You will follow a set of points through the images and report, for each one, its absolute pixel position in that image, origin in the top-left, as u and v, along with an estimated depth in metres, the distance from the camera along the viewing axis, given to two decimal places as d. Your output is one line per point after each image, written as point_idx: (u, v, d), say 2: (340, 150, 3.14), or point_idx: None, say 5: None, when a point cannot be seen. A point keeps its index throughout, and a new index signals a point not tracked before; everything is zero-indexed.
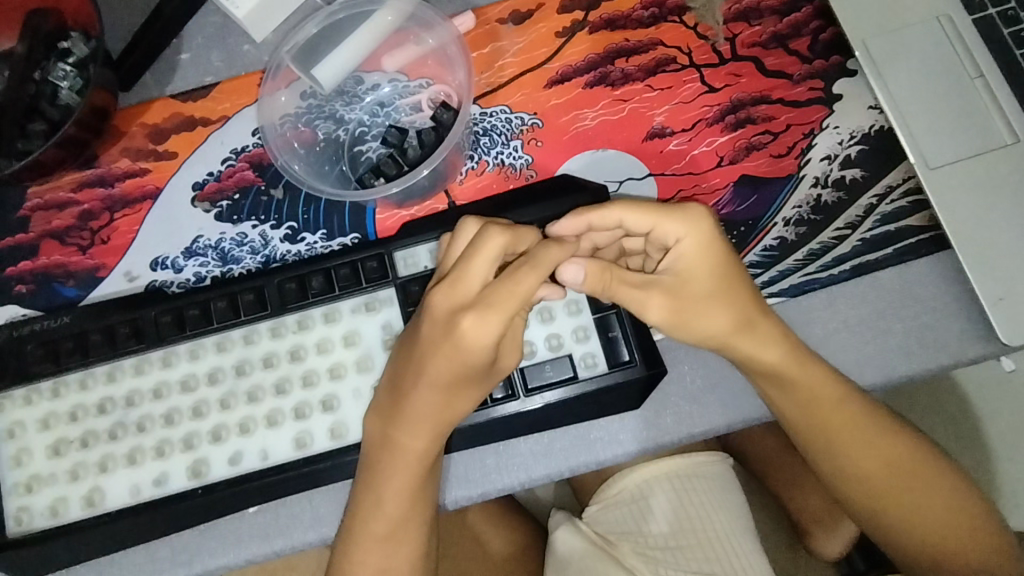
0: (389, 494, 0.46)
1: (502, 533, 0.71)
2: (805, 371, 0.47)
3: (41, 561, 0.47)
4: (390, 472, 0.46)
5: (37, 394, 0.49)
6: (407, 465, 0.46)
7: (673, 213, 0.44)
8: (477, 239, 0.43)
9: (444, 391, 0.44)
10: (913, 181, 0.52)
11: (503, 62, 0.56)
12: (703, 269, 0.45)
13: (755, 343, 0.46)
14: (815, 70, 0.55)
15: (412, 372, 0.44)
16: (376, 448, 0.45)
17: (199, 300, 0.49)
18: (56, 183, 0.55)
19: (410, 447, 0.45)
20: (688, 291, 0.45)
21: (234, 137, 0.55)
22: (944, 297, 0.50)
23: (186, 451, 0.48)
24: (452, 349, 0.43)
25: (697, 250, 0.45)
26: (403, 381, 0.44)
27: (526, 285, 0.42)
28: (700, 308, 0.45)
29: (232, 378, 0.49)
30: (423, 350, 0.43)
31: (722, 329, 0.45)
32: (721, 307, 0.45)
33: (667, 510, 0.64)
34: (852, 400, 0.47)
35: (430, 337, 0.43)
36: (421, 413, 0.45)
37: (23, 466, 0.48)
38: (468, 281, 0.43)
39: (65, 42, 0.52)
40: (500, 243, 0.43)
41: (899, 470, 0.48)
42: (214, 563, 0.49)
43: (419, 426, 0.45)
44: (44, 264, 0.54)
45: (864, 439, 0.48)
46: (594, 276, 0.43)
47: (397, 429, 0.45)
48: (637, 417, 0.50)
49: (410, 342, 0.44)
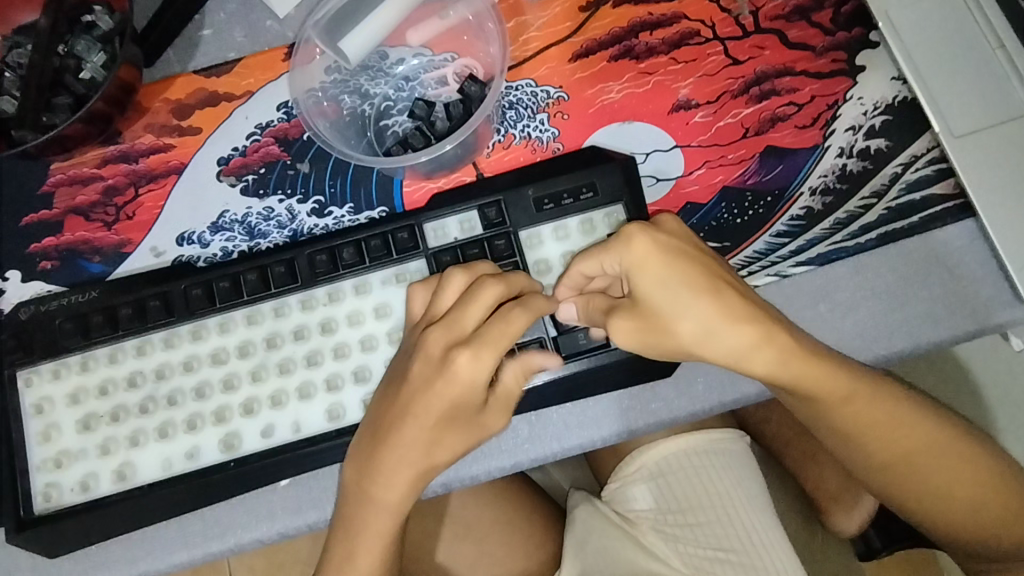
0: (363, 538, 0.44)
1: (520, 513, 0.64)
2: (813, 373, 0.42)
3: (72, 536, 0.46)
4: (362, 525, 0.44)
5: (65, 369, 0.48)
6: (382, 515, 0.44)
7: (615, 241, 0.42)
8: (472, 289, 0.43)
9: (425, 440, 0.43)
10: (938, 150, 0.53)
11: (528, 36, 0.56)
12: (657, 294, 0.41)
13: (751, 356, 0.41)
14: (839, 42, 0.55)
15: (394, 418, 0.43)
16: (352, 493, 0.44)
17: (228, 273, 0.49)
18: (79, 159, 0.55)
19: (384, 500, 0.44)
20: (651, 314, 0.41)
21: (259, 112, 0.55)
22: (971, 263, 0.51)
23: (217, 425, 0.47)
24: (444, 386, 0.41)
25: (644, 271, 0.41)
26: (384, 428, 0.43)
27: (516, 326, 0.42)
28: (660, 326, 0.41)
29: (263, 351, 0.48)
30: (408, 396, 0.42)
31: (684, 342, 0.41)
32: (682, 321, 0.41)
33: (686, 487, 0.60)
34: (858, 398, 0.44)
35: (421, 374, 0.42)
36: (401, 463, 0.43)
37: (52, 442, 0.47)
38: (462, 325, 0.42)
39: (89, 16, 0.52)
40: (494, 293, 0.42)
41: (921, 452, 0.46)
42: (247, 536, 0.49)
43: (396, 477, 0.43)
44: (69, 240, 0.53)
45: (886, 423, 0.45)
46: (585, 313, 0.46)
47: (373, 480, 0.43)
48: (669, 385, 0.50)
49: (398, 383, 0.43)
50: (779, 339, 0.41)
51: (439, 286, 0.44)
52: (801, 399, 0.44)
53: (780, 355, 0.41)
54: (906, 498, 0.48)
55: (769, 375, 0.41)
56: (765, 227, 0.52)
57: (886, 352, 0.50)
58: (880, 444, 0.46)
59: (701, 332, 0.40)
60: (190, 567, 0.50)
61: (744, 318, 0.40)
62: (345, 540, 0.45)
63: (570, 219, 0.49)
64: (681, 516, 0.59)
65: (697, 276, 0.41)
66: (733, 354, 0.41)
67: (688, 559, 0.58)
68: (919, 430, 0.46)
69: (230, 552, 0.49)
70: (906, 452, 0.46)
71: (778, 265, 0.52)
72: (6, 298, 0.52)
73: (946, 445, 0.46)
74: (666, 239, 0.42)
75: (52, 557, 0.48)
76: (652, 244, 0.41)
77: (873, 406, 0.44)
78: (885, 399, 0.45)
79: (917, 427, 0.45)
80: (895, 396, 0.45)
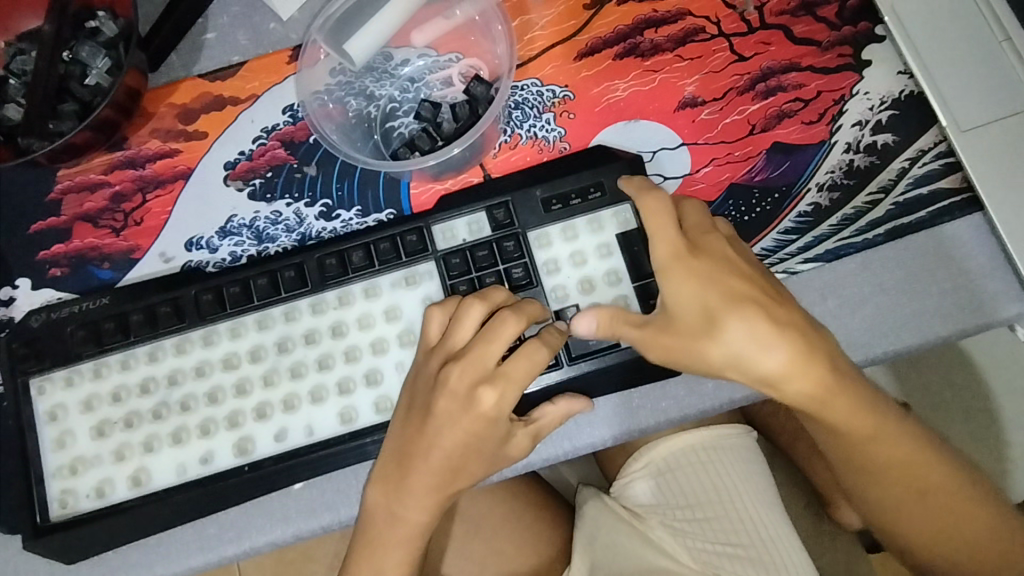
0: (387, 557, 0.45)
1: (528, 509, 0.64)
2: (840, 397, 0.42)
3: (89, 543, 0.47)
4: (383, 545, 0.46)
5: (78, 376, 0.48)
6: (409, 537, 0.46)
7: (667, 248, 0.45)
8: (491, 325, 0.43)
9: (449, 469, 0.44)
10: (945, 144, 0.53)
11: (533, 35, 0.56)
12: (696, 312, 0.43)
13: (783, 381, 0.42)
14: (845, 36, 0.55)
15: (421, 448, 0.44)
16: (379, 518, 0.45)
17: (238, 278, 0.49)
18: (86, 165, 0.55)
19: (412, 521, 0.45)
20: (690, 332, 0.43)
21: (265, 116, 0.55)
22: (978, 258, 0.51)
23: (231, 429, 0.47)
24: (468, 423, 0.43)
25: (689, 278, 0.44)
26: (411, 456, 0.44)
27: (537, 362, 0.43)
28: (704, 331, 0.43)
29: (274, 356, 0.48)
30: (435, 428, 0.43)
31: (722, 350, 0.42)
32: (730, 325, 0.42)
33: (693, 483, 0.60)
34: (882, 424, 0.44)
35: (447, 409, 0.43)
36: (426, 483, 0.44)
37: (67, 449, 0.47)
38: (483, 361, 0.43)
39: (93, 21, 0.52)
40: (512, 329, 0.43)
41: (938, 490, 0.46)
42: (263, 539, 0.49)
43: (423, 502, 0.45)
44: (78, 247, 0.54)
45: (899, 456, 0.45)
46: (604, 323, 0.44)
47: (402, 504, 0.45)
48: (678, 383, 0.50)
49: (422, 414, 0.44)
50: (815, 360, 0.42)
51: (459, 318, 0.44)
52: (823, 427, 0.45)
53: (814, 382, 0.42)
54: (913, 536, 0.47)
55: (800, 400, 0.42)
56: (772, 224, 0.52)
57: (894, 348, 0.50)
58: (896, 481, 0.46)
59: (739, 355, 0.42)
60: (206, 570, 0.50)
61: (782, 336, 0.42)
62: (369, 555, 0.46)
63: (578, 219, 0.49)
64: (688, 511, 0.59)
65: (732, 294, 0.43)
66: (773, 365, 0.42)
67: (697, 553, 0.58)
68: (931, 466, 0.46)
69: (246, 554, 0.50)
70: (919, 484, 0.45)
71: (786, 262, 0.52)
72: (16, 306, 0.53)
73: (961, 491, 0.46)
74: (717, 256, 0.44)
75: (69, 562, 0.48)
76: (690, 261, 0.44)
77: (893, 438, 0.45)
78: (901, 428, 0.45)
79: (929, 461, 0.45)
80: (908, 426, 0.46)
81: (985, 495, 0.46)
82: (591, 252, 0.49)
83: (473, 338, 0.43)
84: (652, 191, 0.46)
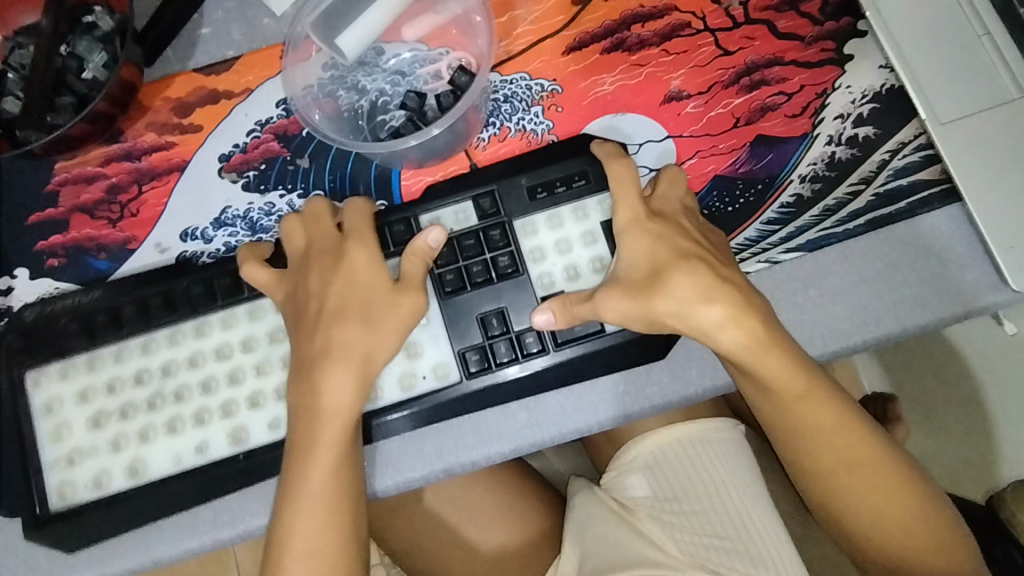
0: (315, 457, 0.45)
1: (520, 499, 0.65)
2: (771, 360, 0.45)
3: (88, 532, 0.48)
4: (312, 442, 0.46)
5: (73, 368, 0.49)
6: (334, 429, 0.46)
7: (623, 212, 0.48)
8: (307, 210, 0.52)
9: (358, 345, 0.47)
10: (925, 137, 0.54)
11: (521, 30, 0.57)
12: (645, 268, 0.47)
13: (716, 334, 0.45)
14: (827, 31, 0.56)
15: (317, 327, 0.48)
16: (300, 418, 0.46)
17: (231, 269, 0.51)
18: (83, 157, 0.56)
19: (332, 407, 0.46)
20: (640, 286, 0.46)
21: (259, 109, 0.56)
22: (957, 249, 0.52)
23: (224, 419, 0.48)
24: (345, 284, 0.49)
25: (640, 240, 0.47)
26: (312, 338, 0.47)
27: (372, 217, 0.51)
28: (648, 290, 0.46)
29: (267, 346, 0.49)
30: (321, 302, 0.48)
31: (660, 307, 0.45)
32: (672, 281, 0.46)
33: (682, 477, 0.60)
34: (815, 394, 0.46)
35: (321, 279, 0.49)
36: (343, 362, 0.47)
37: (63, 441, 0.48)
38: (335, 237, 0.50)
39: (90, 16, 0.53)
40: (327, 208, 0.52)
41: (873, 466, 0.47)
42: (257, 523, 0.50)
43: (341, 384, 0.46)
44: (76, 238, 0.55)
45: (832, 430, 0.47)
46: (560, 316, 0.47)
47: (319, 392, 0.46)
48: (663, 369, 0.52)
49: (303, 298, 0.49)
50: (748, 321, 0.45)
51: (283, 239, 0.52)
52: (758, 389, 0.46)
53: (747, 338, 0.45)
54: (851, 519, 0.48)
55: (736, 353, 0.45)
56: (755, 215, 0.54)
57: (874, 336, 0.51)
58: (825, 449, 0.47)
59: (677, 308, 0.45)
60: (201, 554, 0.51)
61: (714, 296, 0.45)
62: (300, 458, 0.46)
63: (564, 207, 0.50)
64: (676, 504, 0.59)
65: (680, 254, 0.47)
66: (703, 322, 0.45)
67: (685, 546, 0.57)
68: (866, 444, 0.47)
69: (239, 538, 0.51)
70: (853, 461, 0.47)
71: (769, 252, 0.53)
72: (14, 296, 0.54)
73: (891, 468, 0.47)
74: (667, 228, 0.48)
75: (69, 551, 0.49)
76: (645, 221, 0.48)
77: (827, 409, 0.47)
78: (837, 406, 0.47)
79: (864, 441, 0.47)
80: (844, 403, 0.47)
81: (918, 482, 0.47)
82: (576, 240, 0.50)
83: (306, 235, 0.51)
84: (621, 157, 0.50)
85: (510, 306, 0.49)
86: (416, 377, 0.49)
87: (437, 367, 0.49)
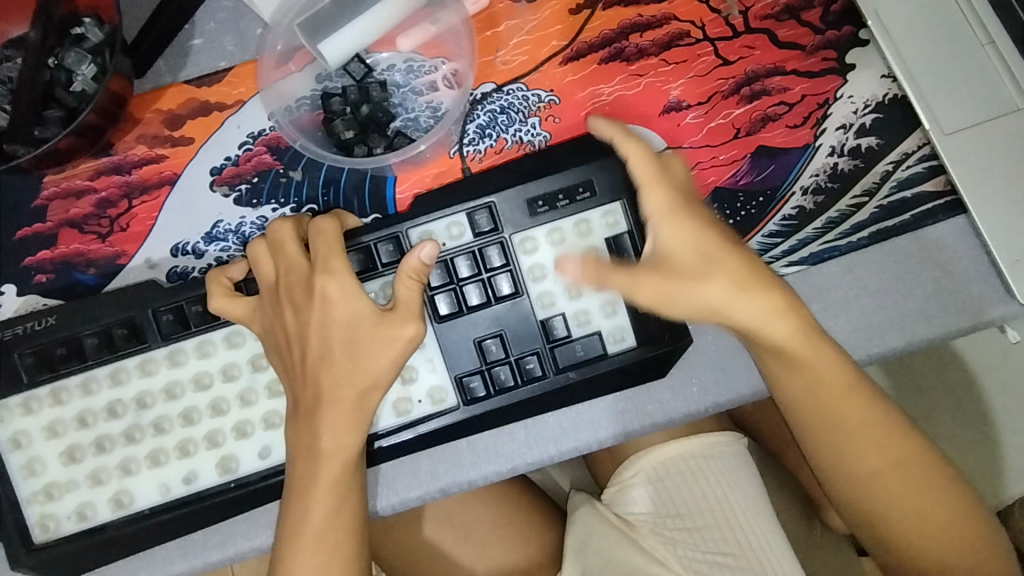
0: (314, 497, 0.45)
1: (519, 515, 0.64)
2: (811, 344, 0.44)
3: (73, 561, 0.46)
4: (311, 483, 0.45)
5: (37, 402, 0.47)
6: (333, 470, 0.45)
7: (663, 190, 0.45)
8: (272, 237, 0.48)
9: (354, 381, 0.45)
10: (929, 147, 0.53)
11: (518, 40, 0.56)
12: (684, 255, 0.44)
13: (771, 324, 0.43)
14: (828, 40, 0.55)
15: (306, 366, 0.46)
16: (299, 459, 0.45)
17: (200, 296, 0.48)
18: (72, 171, 0.55)
19: (330, 450, 0.44)
20: (674, 270, 0.44)
21: (251, 121, 0.55)
22: (963, 261, 0.51)
23: (211, 448, 0.47)
24: (319, 316, 0.46)
25: (676, 224, 0.45)
26: (304, 375, 0.46)
27: (332, 231, 0.47)
28: (691, 275, 0.43)
29: (250, 373, 0.48)
30: (303, 336, 0.46)
31: (707, 294, 0.43)
32: (720, 266, 0.43)
33: (686, 493, 0.59)
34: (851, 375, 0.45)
35: (300, 311, 0.46)
36: (336, 404, 0.45)
37: (38, 475, 0.46)
38: (302, 263, 0.47)
39: (78, 28, 0.52)
40: (291, 230, 0.48)
41: (901, 460, 0.45)
42: (248, 545, 0.49)
43: (340, 424, 0.45)
44: (64, 253, 0.54)
45: (863, 418, 0.45)
46: (586, 271, 0.44)
47: (315, 432, 0.45)
48: (664, 386, 0.51)
49: (285, 334, 0.46)
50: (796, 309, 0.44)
51: (252, 266, 0.49)
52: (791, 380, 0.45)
53: (797, 330, 0.43)
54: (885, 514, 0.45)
55: (780, 344, 0.43)
56: (757, 228, 0.53)
57: (879, 351, 0.50)
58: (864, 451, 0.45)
59: (726, 297, 0.43)
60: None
61: (762, 287, 0.43)
62: (300, 499, 0.45)
63: (565, 221, 0.48)
64: (679, 520, 0.58)
65: (722, 240, 0.44)
66: (754, 313, 0.43)
67: (688, 562, 0.57)
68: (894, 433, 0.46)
69: (231, 561, 0.50)
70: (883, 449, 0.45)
71: (771, 265, 0.52)
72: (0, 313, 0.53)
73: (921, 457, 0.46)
74: (703, 211, 0.45)
75: None
76: (684, 209, 0.45)
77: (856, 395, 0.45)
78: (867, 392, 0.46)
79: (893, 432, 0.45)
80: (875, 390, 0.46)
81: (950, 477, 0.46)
82: (578, 256, 0.48)
83: (274, 264, 0.48)
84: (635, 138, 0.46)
85: (508, 330, 0.48)
86: (412, 402, 0.48)
87: (433, 392, 0.48)
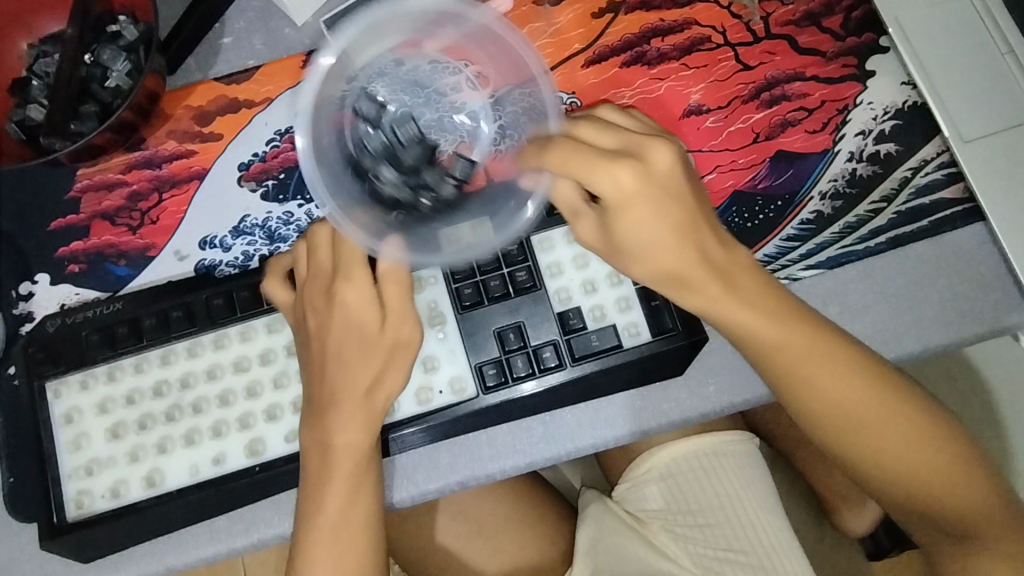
0: (332, 485, 0.46)
1: (530, 510, 0.65)
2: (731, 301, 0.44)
3: (107, 539, 0.48)
4: (328, 474, 0.46)
5: (93, 379, 0.49)
6: (348, 461, 0.46)
7: (641, 150, 0.44)
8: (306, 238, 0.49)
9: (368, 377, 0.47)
10: (947, 155, 0.53)
11: (541, 43, 0.57)
12: (637, 226, 0.44)
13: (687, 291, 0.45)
14: (848, 48, 0.56)
15: (323, 363, 0.47)
16: (314, 451, 0.46)
17: (250, 283, 0.50)
18: (104, 164, 0.56)
19: (348, 437, 0.46)
20: (618, 227, 0.44)
21: (278, 119, 0.57)
22: (979, 268, 0.51)
23: (242, 430, 0.48)
24: (337, 317, 0.47)
25: (639, 193, 0.43)
26: (320, 370, 0.47)
27: (354, 240, 0.48)
28: (636, 237, 0.44)
29: (284, 358, 0.49)
30: (322, 333, 0.47)
31: (635, 253, 0.44)
32: (660, 231, 0.44)
33: (697, 490, 0.60)
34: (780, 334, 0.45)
35: (319, 311, 0.47)
36: (351, 397, 0.46)
37: (82, 450, 0.48)
38: (326, 267, 0.48)
39: (114, 26, 0.54)
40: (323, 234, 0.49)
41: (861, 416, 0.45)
42: (271, 532, 0.50)
43: (353, 420, 0.46)
44: (96, 244, 0.55)
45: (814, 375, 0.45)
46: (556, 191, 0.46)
47: (330, 424, 0.46)
48: (680, 384, 0.51)
49: (307, 330, 0.48)
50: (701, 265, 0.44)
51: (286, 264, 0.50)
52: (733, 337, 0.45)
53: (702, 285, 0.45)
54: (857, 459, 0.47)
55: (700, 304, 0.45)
56: (776, 231, 0.53)
57: (894, 355, 0.50)
58: (879, 423, 0.45)
59: (647, 259, 0.44)
60: (215, 561, 0.51)
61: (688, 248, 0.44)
62: (318, 488, 0.46)
63: None
64: (689, 517, 0.59)
65: (673, 209, 0.44)
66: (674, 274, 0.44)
67: (699, 559, 0.58)
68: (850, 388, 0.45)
69: (253, 547, 0.51)
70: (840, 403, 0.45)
71: (788, 269, 0.52)
72: (37, 301, 0.54)
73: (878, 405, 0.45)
74: (657, 171, 0.43)
75: (84, 562, 0.49)
76: (651, 179, 0.43)
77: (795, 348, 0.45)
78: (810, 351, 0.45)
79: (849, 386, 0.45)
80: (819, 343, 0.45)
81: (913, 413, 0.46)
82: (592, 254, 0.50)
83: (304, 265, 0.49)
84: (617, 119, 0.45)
85: (526, 321, 0.49)
86: (433, 391, 0.48)
87: (454, 381, 0.48)
